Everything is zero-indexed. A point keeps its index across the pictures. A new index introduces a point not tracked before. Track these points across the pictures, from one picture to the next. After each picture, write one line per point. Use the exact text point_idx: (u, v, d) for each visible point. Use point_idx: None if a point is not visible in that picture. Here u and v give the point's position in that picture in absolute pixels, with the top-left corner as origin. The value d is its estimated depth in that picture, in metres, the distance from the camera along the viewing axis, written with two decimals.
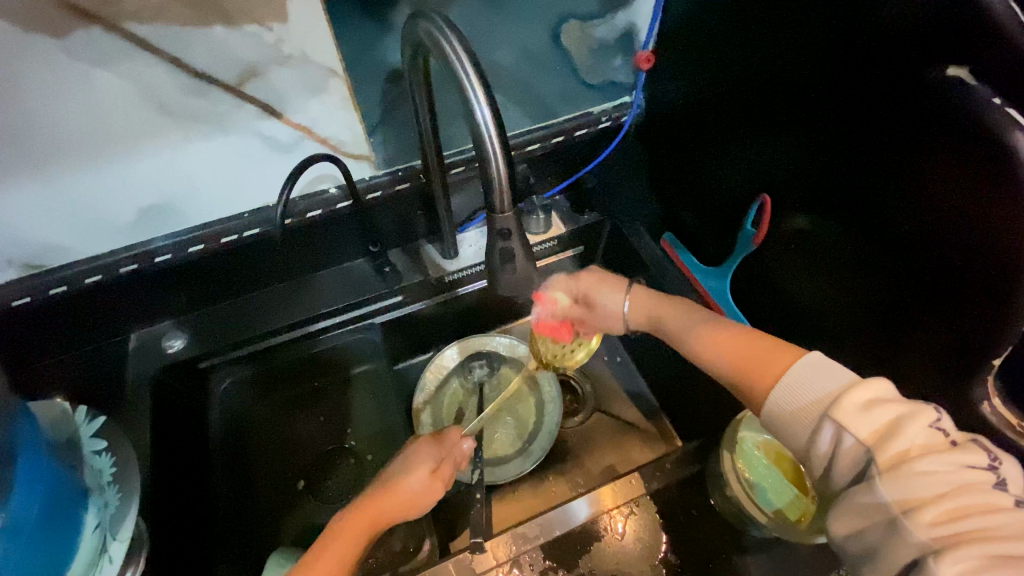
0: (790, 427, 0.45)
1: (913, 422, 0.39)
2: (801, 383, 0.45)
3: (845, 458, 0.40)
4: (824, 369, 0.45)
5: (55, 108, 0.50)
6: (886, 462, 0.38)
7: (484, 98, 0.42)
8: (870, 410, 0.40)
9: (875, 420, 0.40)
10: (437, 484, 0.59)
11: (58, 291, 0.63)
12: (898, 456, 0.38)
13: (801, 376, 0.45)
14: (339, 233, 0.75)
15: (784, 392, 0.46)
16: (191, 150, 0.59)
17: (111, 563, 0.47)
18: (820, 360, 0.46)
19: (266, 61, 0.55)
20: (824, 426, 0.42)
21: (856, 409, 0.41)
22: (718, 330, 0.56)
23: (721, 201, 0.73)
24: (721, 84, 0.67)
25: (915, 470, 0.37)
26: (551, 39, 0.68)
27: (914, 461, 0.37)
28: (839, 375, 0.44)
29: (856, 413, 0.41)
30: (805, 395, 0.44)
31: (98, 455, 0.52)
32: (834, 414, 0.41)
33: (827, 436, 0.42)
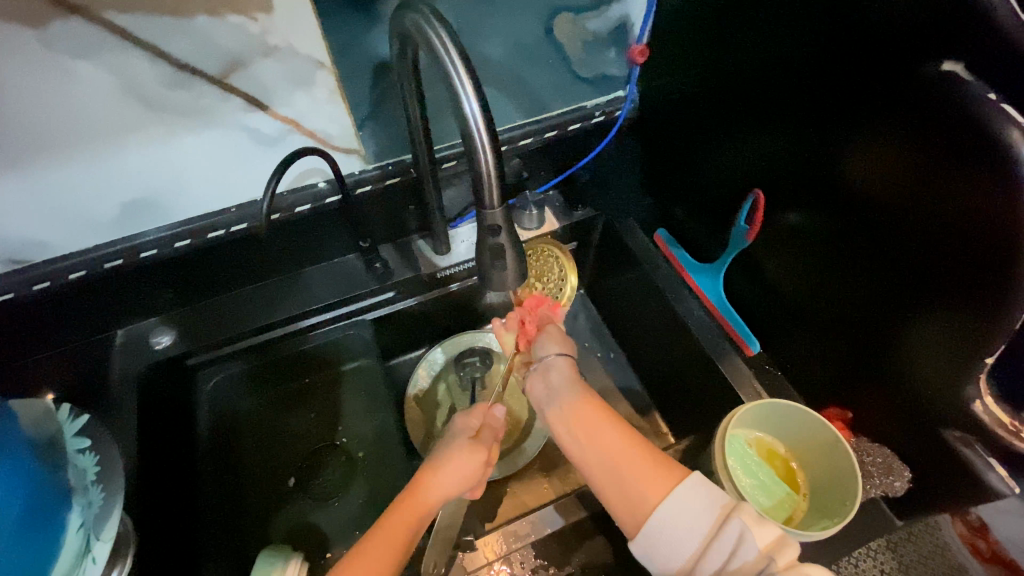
0: (680, 544, 0.46)
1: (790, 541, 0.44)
2: (686, 496, 0.48)
3: (746, 560, 0.44)
4: (706, 485, 0.48)
5: (33, 100, 0.49)
6: (782, 565, 0.43)
7: (473, 91, 0.41)
8: (761, 520, 0.45)
9: (770, 531, 0.45)
10: (477, 449, 0.59)
11: (41, 287, 0.62)
12: (787, 564, 0.43)
13: (700, 488, 0.48)
14: (329, 229, 0.74)
15: (674, 506, 0.47)
16: (176, 143, 0.58)
17: (95, 564, 0.45)
18: (695, 479, 0.48)
19: (251, 52, 0.53)
20: (729, 526, 0.45)
21: (755, 516, 0.46)
22: (579, 411, 0.56)
23: (714, 197, 0.73)
24: (715, 79, 0.66)
25: (809, 574, 0.42)
26: (543, 32, 0.67)
27: (804, 568, 0.43)
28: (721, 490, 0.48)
29: (756, 521, 0.45)
30: (687, 513, 0.47)
31: (82, 454, 0.51)
32: (743, 516, 0.45)
33: (728, 538, 0.45)
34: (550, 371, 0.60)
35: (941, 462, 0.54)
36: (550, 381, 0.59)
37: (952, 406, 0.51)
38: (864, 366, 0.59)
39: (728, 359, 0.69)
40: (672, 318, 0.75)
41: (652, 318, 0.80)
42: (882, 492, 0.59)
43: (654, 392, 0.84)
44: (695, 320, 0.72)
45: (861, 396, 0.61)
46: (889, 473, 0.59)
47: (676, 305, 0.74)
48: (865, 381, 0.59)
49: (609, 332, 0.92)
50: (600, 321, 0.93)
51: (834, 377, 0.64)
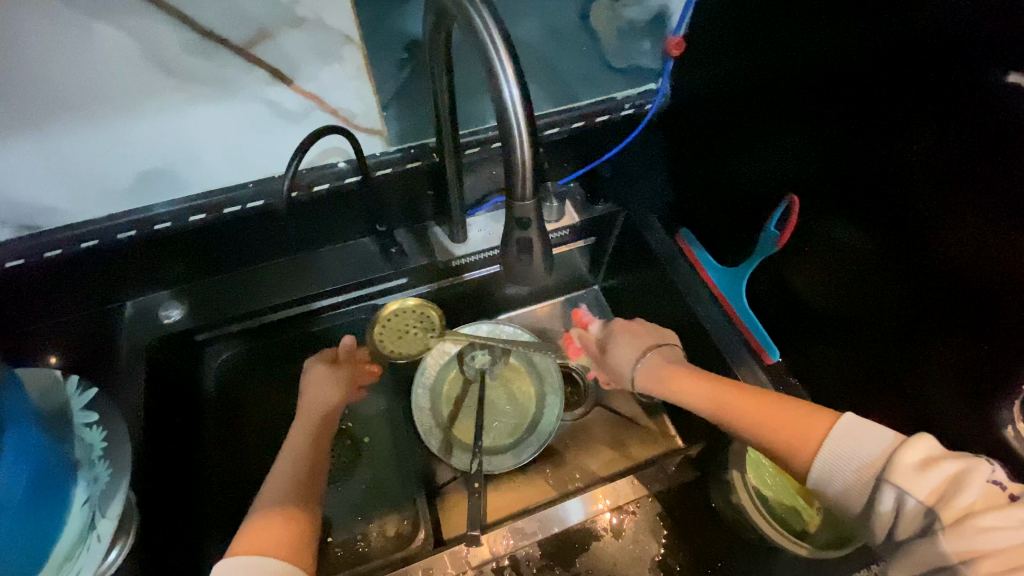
0: (844, 485, 0.46)
1: (972, 477, 0.40)
2: (848, 447, 0.46)
3: (912, 514, 0.41)
4: (858, 436, 0.46)
5: (51, 59, 0.47)
6: (950, 518, 0.39)
7: (513, 76, 0.39)
8: (927, 467, 0.41)
9: (933, 479, 0.41)
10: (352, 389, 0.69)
11: (53, 254, 0.61)
12: (960, 513, 0.39)
13: (840, 442, 0.46)
14: (345, 210, 0.73)
15: (837, 451, 0.46)
16: (195, 113, 0.56)
17: (100, 542, 0.45)
18: (849, 427, 0.46)
19: (279, 23, 0.51)
20: (885, 489, 0.42)
21: (913, 468, 0.42)
22: (677, 376, 0.59)
23: (744, 200, 0.71)
24: (755, 76, 0.64)
25: (981, 524, 0.38)
26: (580, 18, 0.64)
27: (979, 515, 0.38)
28: (878, 433, 0.45)
29: (913, 471, 0.42)
30: (850, 457, 0.45)
31: (89, 428, 0.50)
32: (892, 472, 0.42)
33: (885, 499, 0.42)
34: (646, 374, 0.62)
35: None
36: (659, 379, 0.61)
37: (980, 430, 0.49)
38: (888, 383, 0.58)
39: (747, 365, 0.68)
40: (690, 321, 0.74)
41: (668, 320, 0.78)
42: None
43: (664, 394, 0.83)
44: (714, 325, 0.71)
45: (881, 413, 0.60)
46: None
47: (696, 308, 0.73)
48: (888, 398, 0.58)
49: None
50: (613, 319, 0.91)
51: (854, 391, 0.62)
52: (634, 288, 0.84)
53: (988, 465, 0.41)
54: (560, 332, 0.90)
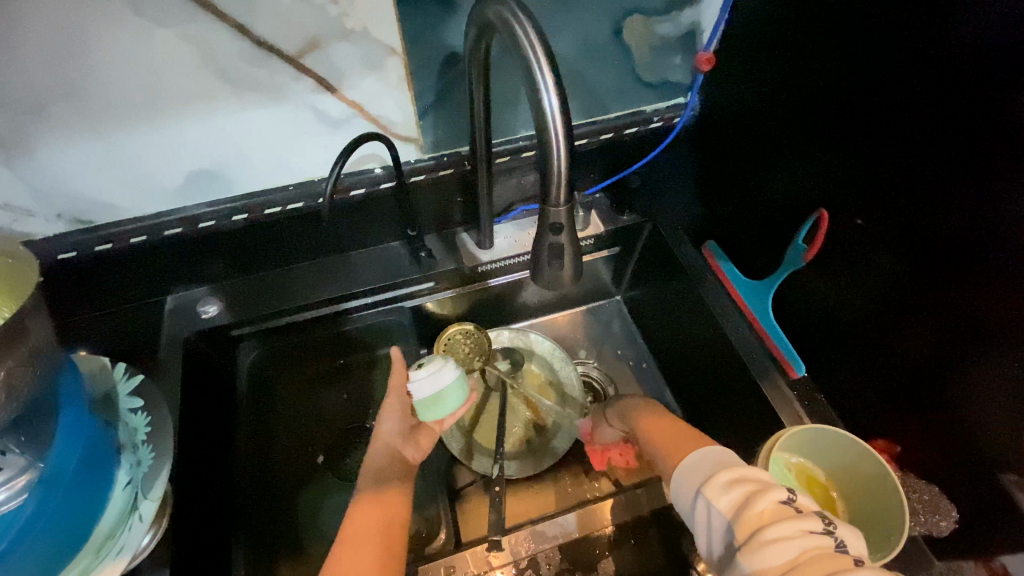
0: (681, 501, 0.48)
1: (766, 493, 0.43)
2: (691, 465, 0.50)
3: (716, 528, 0.43)
4: (710, 459, 0.49)
5: (117, 64, 0.51)
6: (744, 528, 0.41)
7: (553, 86, 0.41)
8: (733, 484, 0.45)
9: (734, 494, 0.44)
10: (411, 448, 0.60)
11: (104, 247, 0.64)
12: (753, 527, 0.41)
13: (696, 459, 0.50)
14: (378, 214, 0.75)
15: (682, 467, 0.50)
16: (244, 118, 0.59)
17: (141, 522, 0.46)
18: (711, 454, 0.50)
19: (327, 34, 0.54)
20: (699, 501, 0.46)
21: (721, 486, 0.45)
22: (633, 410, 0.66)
23: (771, 213, 0.71)
24: (786, 92, 0.64)
25: (767, 537, 0.39)
26: (613, 33, 0.66)
27: (767, 528, 0.40)
28: (717, 458, 0.49)
29: (721, 486, 0.45)
30: (687, 474, 0.49)
31: (134, 413, 0.52)
32: (705, 486, 0.46)
33: (699, 509, 0.45)
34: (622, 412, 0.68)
35: (995, 508, 0.52)
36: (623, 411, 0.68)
37: (1016, 451, 0.49)
38: (919, 402, 0.57)
39: (772, 379, 0.67)
40: (714, 333, 0.74)
41: (692, 331, 0.78)
42: (925, 530, 0.57)
43: (685, 406, 0.83)
44: (740, 338, 0.71)
45: (910, 431, 0.59)
46: (935, 511, 0.56)
47: (722, 320, 0.73)
48: (918, 416, 0.57)
49: (643, 341, 0.91)
50: (635, 330, 0.92)
51: (882, 408, 0.61)
52: (657, 299, 0.84)
53: (785, 489, 0.43)
54: (581, 342, 0.91)
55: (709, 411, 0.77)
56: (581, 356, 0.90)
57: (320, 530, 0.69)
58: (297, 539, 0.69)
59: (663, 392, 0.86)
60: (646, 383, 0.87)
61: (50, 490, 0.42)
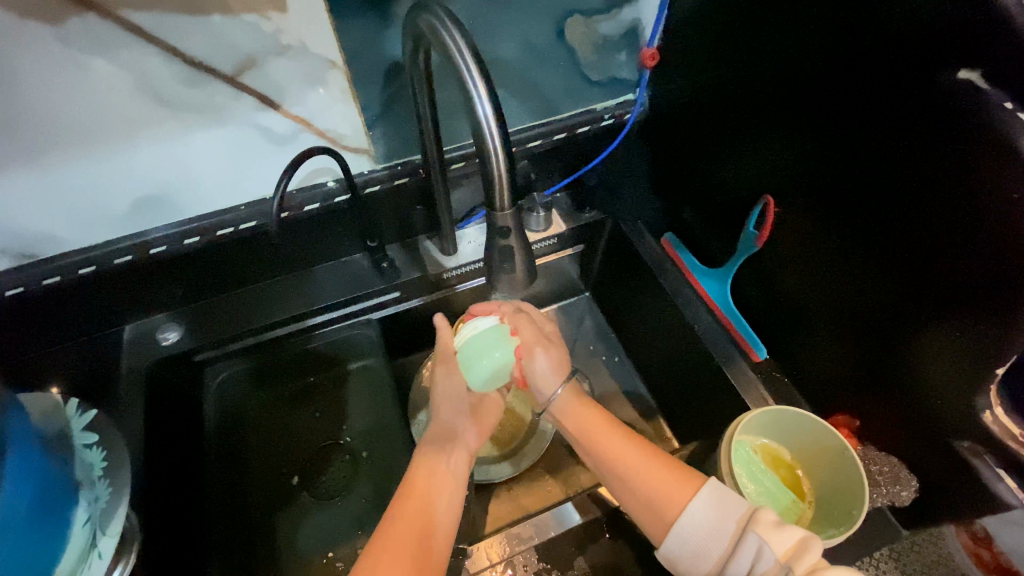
0: (707, 550, 0.49)
1: (810, 542, 0.45)
2: (704, 506, 0.50)
3: (766, 571, 0.45)
4: (715, 505, 0.50)
5: (48, 94, 0.49)
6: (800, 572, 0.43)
7: (485, 94, 0.42)
8: (779, 525, 0.46)
9: (786, 538, 0.46)
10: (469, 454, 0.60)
11: (52, 281, 0.62)
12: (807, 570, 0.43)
13: (696, 515, 0.50)
14: (338, 228, 0.75)
15: (693, 515, 0.50)
16: (187, 140, 0.58)
17: (101, 560, 0.46)
18: (712, 494, 0.50)
19: (265, 52, 0.54)
20: (747, 540, 0.46)
21: (770, 525, 0.47)
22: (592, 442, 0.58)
23: (725, 202, 0.72)
24: (731, 82, 0.66)
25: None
26: (556, 35, 0.67)
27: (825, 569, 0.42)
28: (737, 502, 0.50)
29: (770, 527, 0.46)
30: (706, 525, 0.49)
31: (89, 449, 0.51)
32: (754, 524, 0.47)
33: (747, 550, 0.46)
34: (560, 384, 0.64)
35: (949, 473, 0.54)
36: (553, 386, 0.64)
37: (960, 415, 0.51)
38: (870, 374, 0.59)
39: (735, 363, 0.69)
40: (679, 323, 0.75)
41: (658, 323, 0.79)
42: (888, 501, 0.59)
43: (658, 396, 0.84)
44: (701, 325, 0.72)
45: (868, 404, 0.61)
46: (896, 482, 0.58)
47: (684, 309, 0.74)
48: (873, 389, 0.59)
49: (614, 335, 0.92)
50: (605, 324, 0.93)
51: (839, 384, 0.63)
52: (623, 293, 0.86)
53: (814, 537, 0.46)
54: None
55: (680, 399, 0.78)
56: None
57: (298, 550, 0.69)
58: (274, 562, 0.68)
59: (636, 385, 0.87)
60: (619, 376, 0.88)
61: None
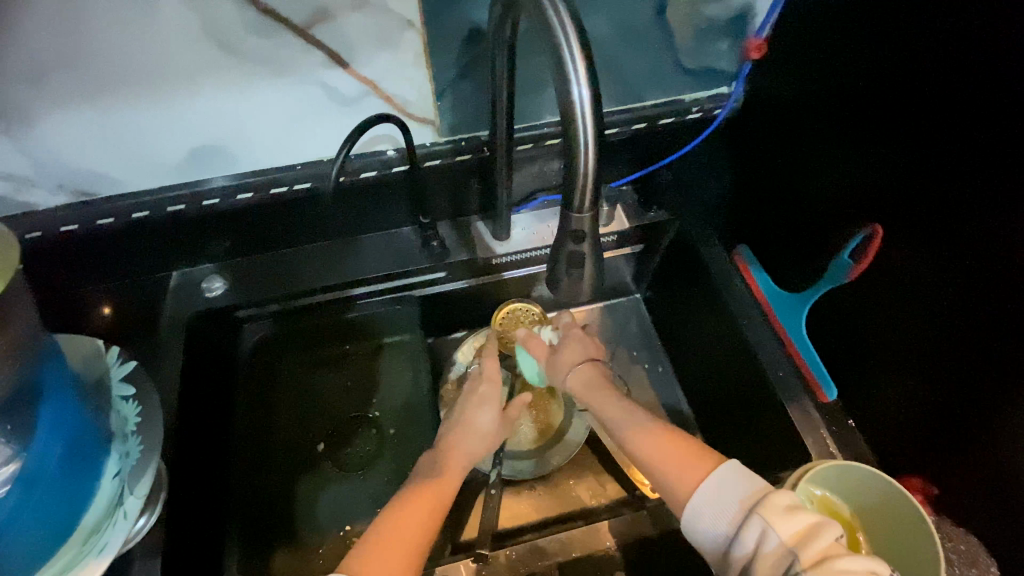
0: (714, 527, 0.46)
1: (825, 529, 0.42)
2: (716, 484, 0.47)
3: (771, 555, 0.42)
4: (724, 484, 0.47)
5: (112, 30, 0.47)
6: (809, 560, 0.40)
7: (584, 75, 0.36)
8: (792, 510, 0.43)
9: (796, 523, 0.42)
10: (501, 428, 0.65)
11: (105, 222, 0.62)
12: (817, 558, 0.40)
13: (707, 489, 0.47)
14: (391, 199, 0.71)
15: (706, 490, 0.47)
16: (249, 93, 0.55)
17: (126, 519, 0.45)
18: (726, 473, 0.48)
19: (340, 4, 0.50)
20: (753, 521, 0.43)
21: (780, 510, 0.43)
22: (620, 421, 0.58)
23: (813, 221, 0.65)
24: (845, 86, 0.57)
25: (838, 566, 0.39)
26: (654, 13, 0.59)
27: (838, 558, 0.40)
28: (749, 481, 0.47)
29: (782, 512, 0.43)
30: (715, 502, 0.47)
31: (126, 401, 0.50)
32: (764, 507, 0.44)
33: (753, 532, 0.43)
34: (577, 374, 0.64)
35: None
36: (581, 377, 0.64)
37: None
38: (959, 441, 0.52)
39: (798, 400, 0.63)
40: (739, 345, 0.69)
41: (715, 341, 0.73)
42: None
43: (701, 416, 0.78)
44: (766, 352, 0.66)
45: (946, 470, 0.54)
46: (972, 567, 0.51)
47: (748, 329, 0.68)
48: (958, 458, 0.53)
49: (660, 344, 0.86)
50: (653, 330, 0.87)
51: (916, 443, 0.57)
52: (678, 300, 0.79)
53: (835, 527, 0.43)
54: (596, 341, 0.87)
55: (727, 426, 0.73)
56: None
57: (315, 520, 0.68)
58: (293, 529, 0.68)
59: (678, 401, 0.82)
60: (661, 388, 0.83)
61: (24, 493, 0.40)
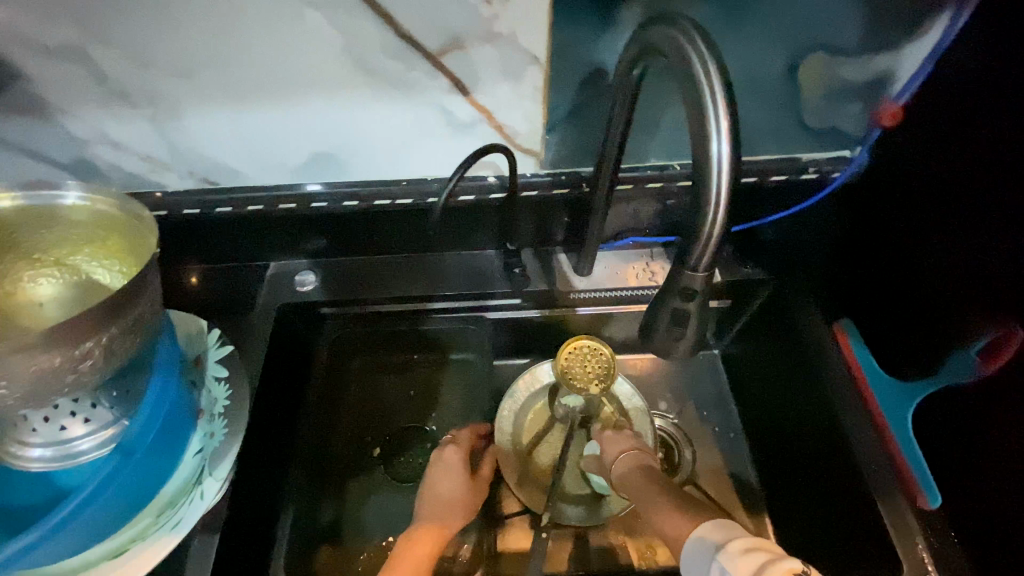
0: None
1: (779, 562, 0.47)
2: (695, 540, 0.53)
3: None
4: (699, 541, 0.53)
5: (268, 42, 0.51)
6: None
7: (727, 132, 0.35)
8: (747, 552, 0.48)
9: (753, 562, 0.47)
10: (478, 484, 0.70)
11: (224, 210, 0.66)
12: None
13: (692, 549, 0.53)
14: (482, 223, 0.72)
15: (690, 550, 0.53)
16: (374, 110, 0.58)
17: (202, 499, 0.48)
18: (702, 534, 0.53)
19: (475, 36, 0.52)
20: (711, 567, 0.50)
21: (736, 553, 0.49)
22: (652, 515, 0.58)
23: (938, 308, 0.59)
24: (993, 165, 0.52)
25: None
26: (786, 70, 0.57)
27: None
28: (713, 532, 0.52)
29: (736, 555, 0.49)
30: (696, 557, 0.52)
31: (218, 382, 0.55)
32: (720, 553, 0.50)
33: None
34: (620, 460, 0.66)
35: None
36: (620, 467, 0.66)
37: None
38: None
39: (893, 500, 0.57)
40: (829, 427, 0.63)
41: (801, 418, 0.68)
42: None
43: (771, 493, 0.72)
44: (866, 443, 0.60)
45: None
46: None
47: (844, 410, 0.63)
48: None
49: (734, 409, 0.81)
50: (728, 394, 0.82)
51: None
52: (761, 367, 0.75)
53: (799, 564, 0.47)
54: (664, 395, 0.82)
55: (803, 513, 0.67)
56: (661, 407, 0.81)
57: (362, 526, 0.69)
58: (338, 530, 0.69)
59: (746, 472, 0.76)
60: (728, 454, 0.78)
61: (121, 459, 0.45)
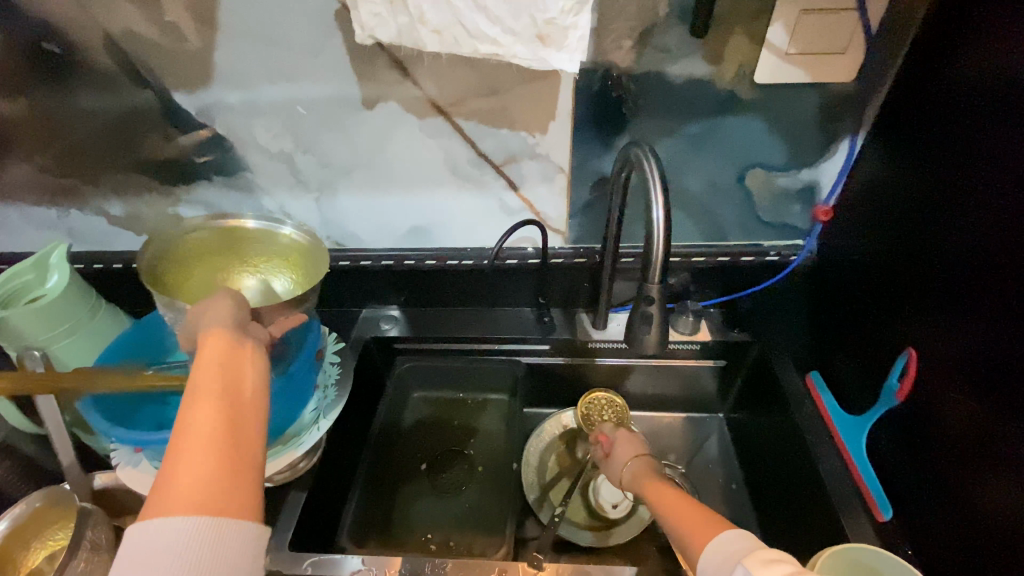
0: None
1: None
2: (719, 542, 0.52)
3: None
4: (720, 543, 0.52)
5: (395, 155, 0.83)
6: None
7: (662, 202, 0.58)
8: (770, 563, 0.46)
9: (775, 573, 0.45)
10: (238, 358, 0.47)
11: (344, 264, 0.94)
12: None
13: (715, 546, 0.52)
14: (523, 285, 0.96)
15: (710, 547, 0.52)
16: (455, 198, 0.87)
17: (317, 432, 0.73)
18: (724, 537, 0.52)
19: (523, 153, 0.81)
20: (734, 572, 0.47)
21: (761, 561, 0.46)
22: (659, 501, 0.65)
23: (877, 354, 0.74)
24: (891, 244, 0.71)
25: None
26: (736, 179, 0.82)
27: None
28: (743, 542, 0.50)
29: (760, 563, 0.46)
30: (714, 557, 0.51)
31: (333, 366, 0.82)
32: (746, 559, 0.48)
33: None
34: (629, 464, 0.77)
35: None
36: (631, 469, 0.76)
37: None
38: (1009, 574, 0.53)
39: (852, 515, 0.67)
40: (807, 460, 0.75)
41: (785, 454, 0.80)
42: None
43: (765, 531, 0.81)
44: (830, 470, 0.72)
45: None
46: None
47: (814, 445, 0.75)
48: None
49: (735, 459, 0.92)
50: (732, 452, 0.93)
51: None
52: (755, 418, 0.88)
53: None
54: (673, 445, 0.95)
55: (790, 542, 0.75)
56: (670, 459, 0.93)
57: (408, 523, 0.83)
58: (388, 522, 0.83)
59: (744, 514, 0.85)
60: (728, 497, 0.88)
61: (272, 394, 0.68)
